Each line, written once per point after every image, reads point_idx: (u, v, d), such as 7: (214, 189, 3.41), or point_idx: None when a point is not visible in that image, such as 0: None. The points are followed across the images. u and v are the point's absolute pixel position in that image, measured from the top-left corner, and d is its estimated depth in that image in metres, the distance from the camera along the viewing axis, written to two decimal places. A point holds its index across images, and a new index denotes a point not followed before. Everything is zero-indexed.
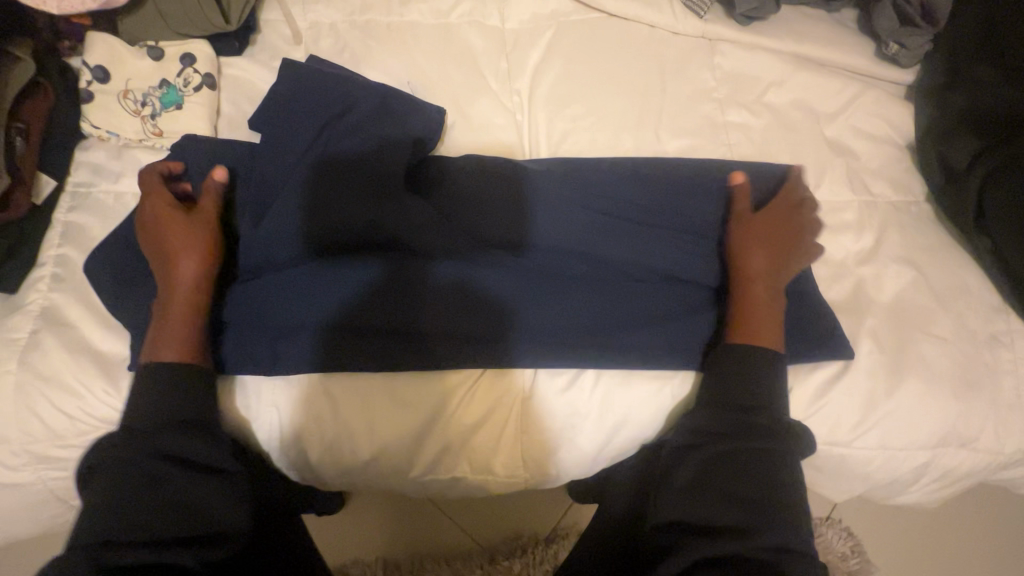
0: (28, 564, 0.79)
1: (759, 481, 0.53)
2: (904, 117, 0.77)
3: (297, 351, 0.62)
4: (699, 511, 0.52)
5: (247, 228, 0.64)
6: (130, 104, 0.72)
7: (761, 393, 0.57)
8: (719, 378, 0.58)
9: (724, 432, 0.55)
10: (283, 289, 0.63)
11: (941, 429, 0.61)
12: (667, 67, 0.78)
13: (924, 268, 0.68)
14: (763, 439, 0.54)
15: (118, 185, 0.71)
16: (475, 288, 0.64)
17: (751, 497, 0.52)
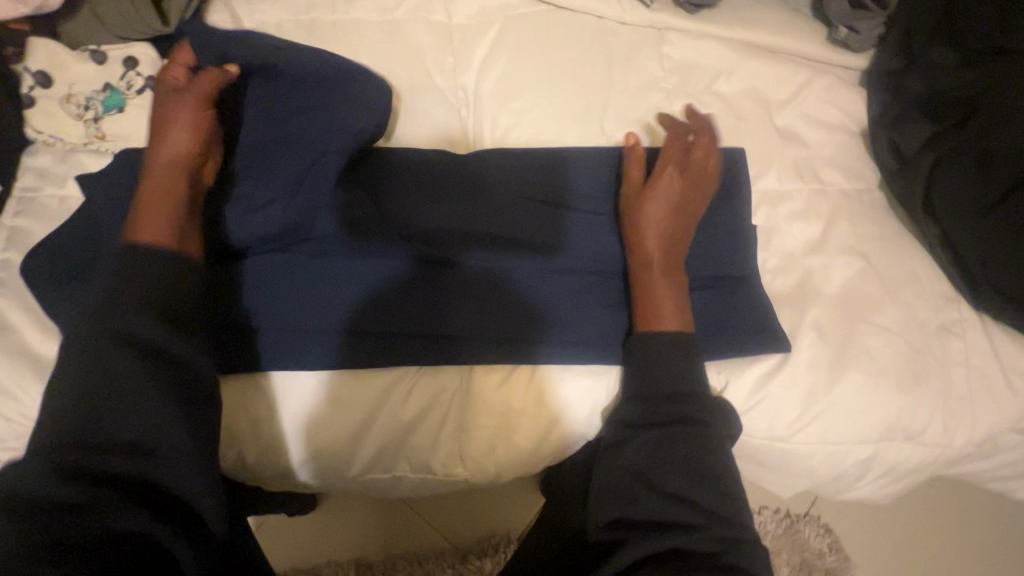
0: None
1: (698, 472, 0.52)
2: (857, 103, 0.75)
3: (313, 348, 0.62)
4: (635, 508, 0.52)
5: None
6: (73, 108, 0.72)
7: (683, 380, 0.56)
8: (639, 367, 0.57)
9: (657, 422, 0.55)
10: (276, 285, 0.62)
11: (886, 422, 0.60)
12: (615, 57, 0.77)
13: (873, 257, 0.66)
14: (693, 428, 0.54)
15: (63, 189, 0.71)
16: (499, 281, 0.63)
17: (689, 489, 0.51)
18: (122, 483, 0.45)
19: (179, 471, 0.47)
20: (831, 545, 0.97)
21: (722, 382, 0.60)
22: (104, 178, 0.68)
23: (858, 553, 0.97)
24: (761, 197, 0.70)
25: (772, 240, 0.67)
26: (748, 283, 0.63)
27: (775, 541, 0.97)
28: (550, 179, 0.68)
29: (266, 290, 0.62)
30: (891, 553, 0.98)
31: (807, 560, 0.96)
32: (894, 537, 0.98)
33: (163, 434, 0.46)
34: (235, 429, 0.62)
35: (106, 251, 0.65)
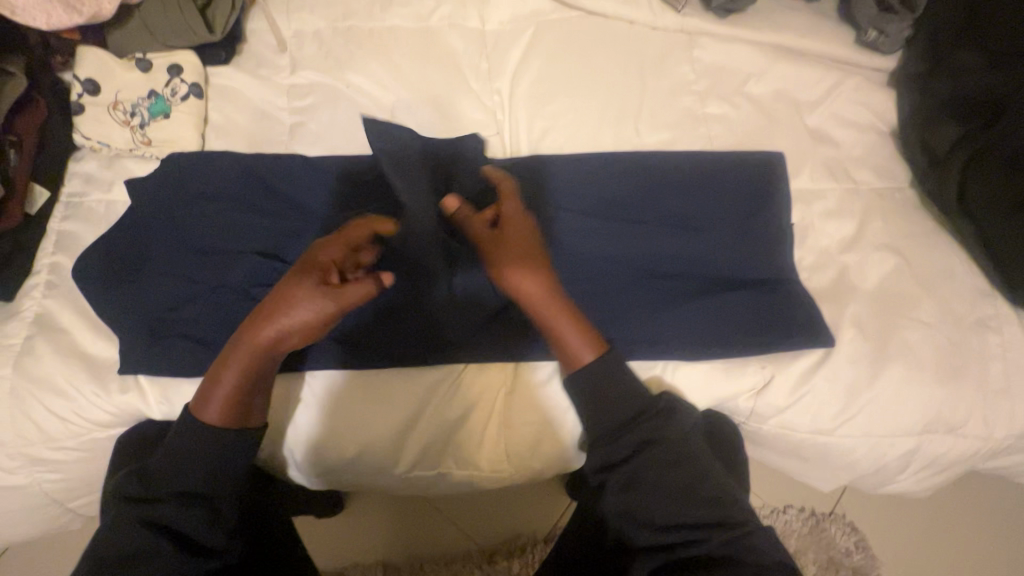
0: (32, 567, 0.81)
1: (676, 485, 0.52)
2: (886, 104, 0.76)
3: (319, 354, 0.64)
4: (640, 514, 0.52)
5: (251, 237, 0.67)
6: (119, 115, 0.74)
7: (633, 402, 0.55)
8: (586, 395, 0.56)
9: (620, 455, 0.54)
10: None
11: (927, 416, 0.61)
12: (647, 62, 0.79)
13: (908, 254, 0.67)
14: (657, 449, 0.54)
15: (110, 194, 0.73)
16: (493, 300, 0.65)
17: (677, 509, 0.52)
18: (154, 530, 0.50)
19: (195, 508, 0.51)
20: (858, 543, 0.98)
21: (766, 377, 0.62)
22: (157, 181, 0.69)
23: (884, 550, 0.98)
24: (795, 196, 0.71)
25: (807, 238, 0.69)
26: (789, 278, 0.65)
27: (802, 540, 0.97)
28: (563, 186, 0.68)
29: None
30: (918, 551, 0.98)
31: (835, 558, 0.97)
32: (921, 535, 0.99)
33: (186, 480, 0.52)
34: (283, 429, 0.64)
35: (162, 254, 0.67)
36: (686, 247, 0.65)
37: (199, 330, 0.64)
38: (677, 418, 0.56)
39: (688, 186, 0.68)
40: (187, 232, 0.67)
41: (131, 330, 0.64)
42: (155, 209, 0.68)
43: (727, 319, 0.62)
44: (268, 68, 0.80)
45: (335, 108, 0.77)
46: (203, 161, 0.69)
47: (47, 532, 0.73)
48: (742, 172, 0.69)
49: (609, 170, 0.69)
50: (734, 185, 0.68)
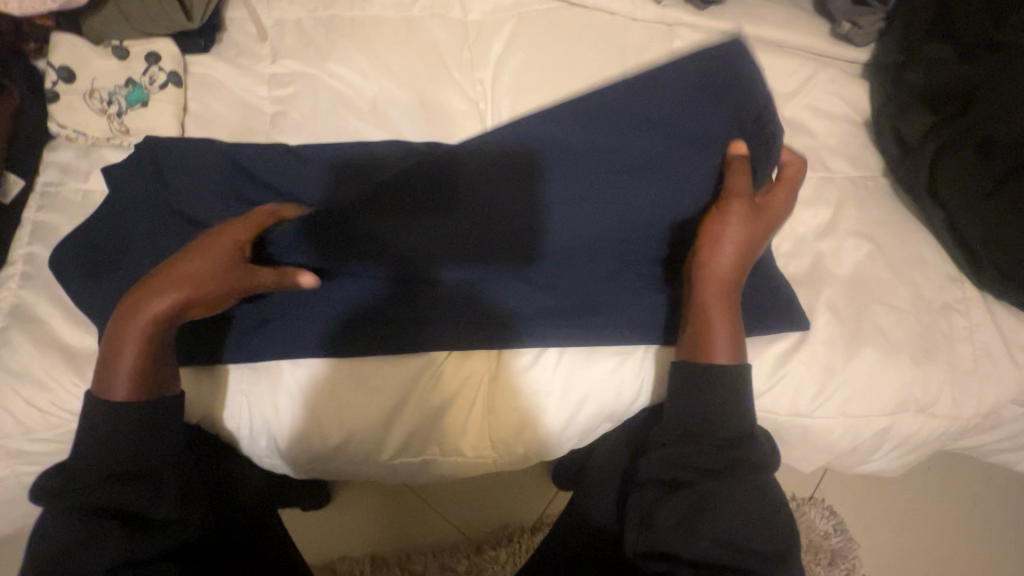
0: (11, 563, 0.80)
1: (744, 506, 0.53)
2: (860, 95, 0.78)
3: (280, 339, 0.62)
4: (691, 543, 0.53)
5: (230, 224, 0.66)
6: (96, 103, 0.73)
7: (735, 431, 0.55)
8: (688, 395, 0.57)
9: (699, 467, 0.55)
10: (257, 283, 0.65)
11: (899, 396, 0.63)
12: (628, 52, 0.80)
13: (880, 241, 0.69)
14: (743, 474, 0.54)
15: (87, 184, 0.72)
16: (472, 287, 0.65)
17: (735, 531, 0.53)
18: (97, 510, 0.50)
19: (131, 478, 0.52)
20: (836, 527, 1.01)
21: None
22: (137, 170, 0.68)
23: (861, 533, 1.00)
24: None
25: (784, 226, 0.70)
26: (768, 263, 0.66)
27: None
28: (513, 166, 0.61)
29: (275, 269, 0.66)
30: (893, 533, 1.01)
31: (814, 541, 0.99)
32: (896, 518, 1.01)
33: (115, 455, 0.51)
34: (269, 417, 0.64)
35: (141, 244, 0.66)
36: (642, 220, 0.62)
37: None
38: (771, 462, 0.57)
39: (650, 147, 0.60)
40: (169, 221, 0.67)
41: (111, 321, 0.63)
42: (138, 196, 0.67)
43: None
44: (249, 57, 0.79)
45: (317, 97, 0.77)
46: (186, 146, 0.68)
47: (26, 527, 0.72)
48: None
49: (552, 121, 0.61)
50: None
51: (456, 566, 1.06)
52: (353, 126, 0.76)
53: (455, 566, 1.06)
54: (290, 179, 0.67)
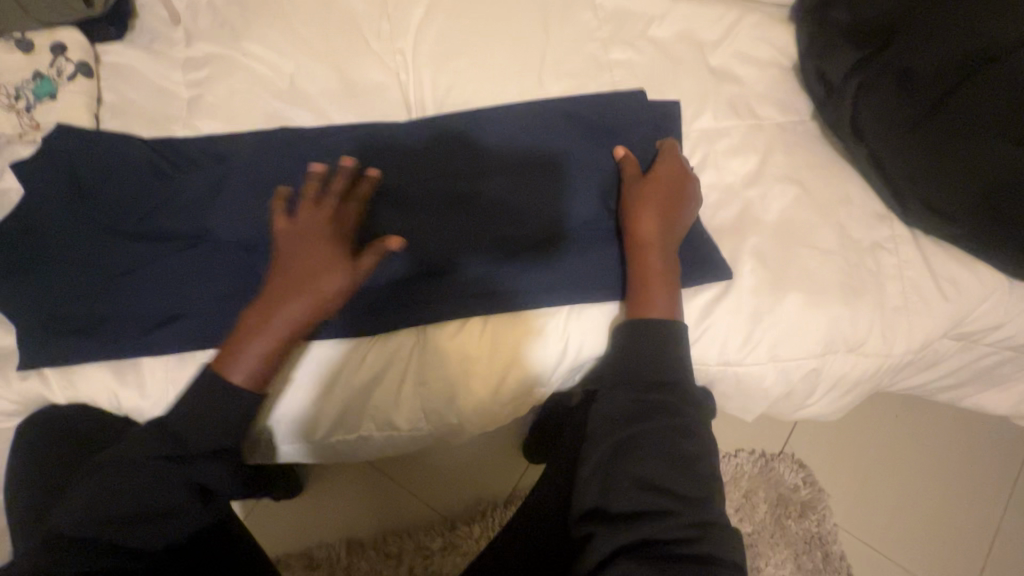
0: None
1: (674, 444, 0.51)
2: (787, 38, 0.77)
3: (198, 326, 0.63)
4: (661, 467, 0.50)
5: (134, 230, 0.65)
6: (4, 99, 0.71)
7: None
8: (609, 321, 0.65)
9: (634, 415, 0.52)
10: (161, 282, 0.64)
11: (828, 337, 0.63)
12: (550, 11, 0.78)
13: (808, 184, 0.68)
14: (676, 407, 0.53)
15: (2, 182, 0.70)
16: (495, 277, 0.64)
17: (652, 472, 0.50)
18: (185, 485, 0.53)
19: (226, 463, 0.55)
20: (805, 480, 1.01)
21: None
22: (47, 164, 0.67)
23: (829, 484, 1.01)
24: (698, 136, 0.71)
25: (711, 176, 0.69)
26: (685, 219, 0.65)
27: (751, 481, 1.01)
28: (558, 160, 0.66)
29: (190, 261, 0.64)
30: (863, 482, 1.02)
31: (783, 495, 1.00)
32: (864, 467, 1.02)
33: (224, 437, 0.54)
34: None
35: (57, 249, 0.65)
36: (607, 205, 0.66)
37: (98, 314, 0.63)
38: None
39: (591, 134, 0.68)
40: (84, 228, 0.65)
41: (29, 324, 0.63)
42: (49, 190, 0.66)
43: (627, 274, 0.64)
44: (162, 42, 0.78)
45: (232, 78, 0.75)
46: (95, 139, 0.67)
47: None
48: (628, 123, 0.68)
49: (543, 122, 0.68)
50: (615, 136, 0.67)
51: (431, 545, 1.06)
52: (271, 106, 0.74)
53: (430, 543, 1.06)
54: (202, 179, 0.66)
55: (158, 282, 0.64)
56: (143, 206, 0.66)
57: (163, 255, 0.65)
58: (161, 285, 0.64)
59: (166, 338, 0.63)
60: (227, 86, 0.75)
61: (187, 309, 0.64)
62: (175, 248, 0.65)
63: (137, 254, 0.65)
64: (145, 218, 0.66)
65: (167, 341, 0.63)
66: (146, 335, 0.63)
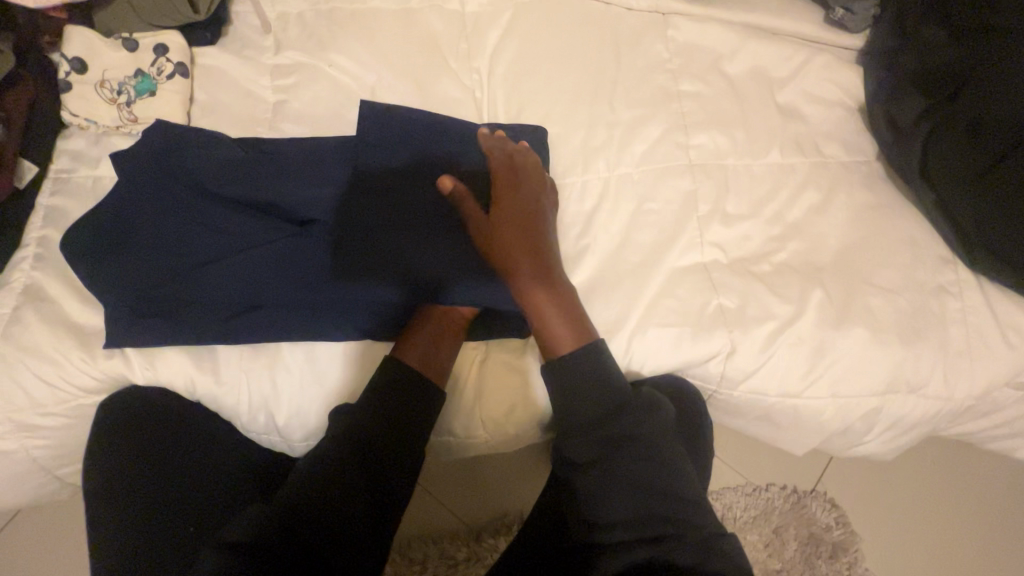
0: (47, 522, 0.89)
1: (661, 465, 0.56)
2: (854, 81, 0.79)
3: (270, 320, 0.66)
4: (637, 478, 0.55)
5: (217, 221, 0.68)
6: (106, 93, 0.75)
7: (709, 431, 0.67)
8: (676, 347, 0.64)
9: (598, 426, 0.58)
10: (237, 274, 0.66)
11: (889, 376, 0.63)
12: (622, 41, 0.81)
13: (873, 224, 0.69)
14: (620, 420, 0.57)
15: (97, 171, 0.74)
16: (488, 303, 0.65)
17: (642, 504, 0.54)
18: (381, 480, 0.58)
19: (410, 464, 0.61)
20: (838, 521, 0.99)
21: (731, 342, 0.64)
22: (145, 154, 0.70)
23: (863, 527, 0.99)
24: (763, 170, 0.73)
25: (775, 210, 0.71)
26: (739, 254, 0.69)
27: (782, 517, 0.99)
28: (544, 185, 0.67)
29: (264, 258, 0.67)
30: (898, 528, 1.00)
31: (814, 534, 0.98)
32: (902, 512, 1.00)
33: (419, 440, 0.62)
34: (265, 395, 0.66)
35: (140, 236, 0.67)
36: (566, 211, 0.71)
37: (181, 302, 0.66)
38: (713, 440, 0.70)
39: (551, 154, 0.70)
40: (165, 219, 0.68)
41: (114, 307, 0.66)
42: (144, 177, 0.69)
43: (690, 305, 0.65)
44: (252, 48, 0.82)
45: (317, 86, 0.79)
46: (189, 136, 0.71)
47: (38, 498, 0.76)
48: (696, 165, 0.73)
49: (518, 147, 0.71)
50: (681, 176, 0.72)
51: (455, 555, 1.06)
52: (352, 114, 0.78)
53: (454, 553, 1.06)
54: (281, 180, 0.68)
55: (235, 275, 0.66)
56: (226, 203, 0.69)
57: (240, 249, 0.67)
58: (237, 279, 0.66)
59: (239, 329, 0.66)
60: (312, 93, 0.79)
61: (260, 302, 0.66)
62: (254, 242, 0.68)
63: (218, 247, 0.67)
64: (229, 212, 0.68)
65: (242, 332, 0.66)
66: (221, 323, 0.66)
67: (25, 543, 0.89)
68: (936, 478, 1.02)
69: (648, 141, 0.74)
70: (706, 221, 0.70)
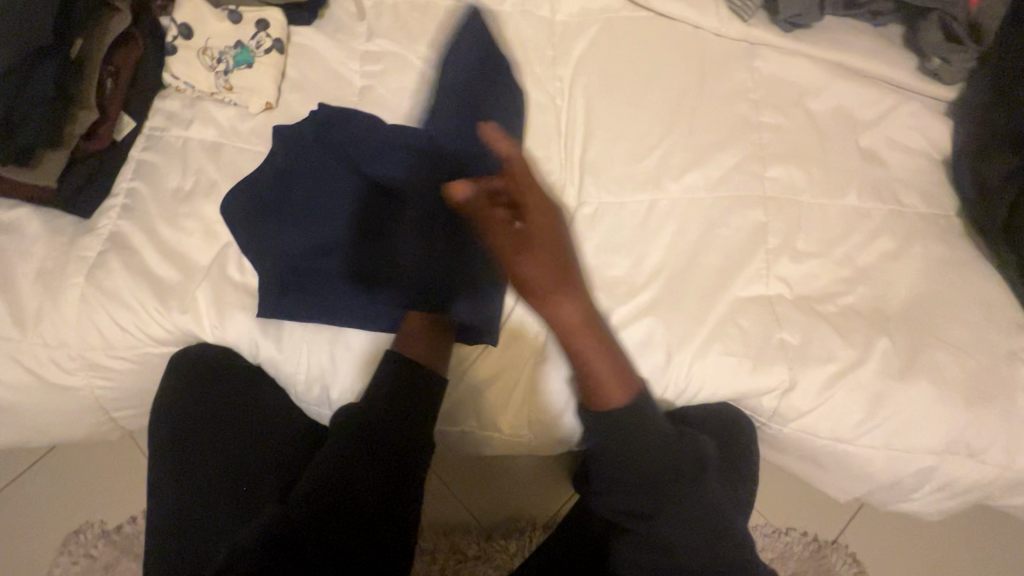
0: (96, 454, 0.97)
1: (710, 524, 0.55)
2: (941, 131, 0.77)
3: (361, 297, 0.68)
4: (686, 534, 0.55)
5: (318, 196, 0.70)
6: (207, 60, 0.79)
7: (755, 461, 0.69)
8: (737, 375, 0.64)
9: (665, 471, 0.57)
10: (336, 251, 0.69)
11: (950, 436, 0.62)
12: (708, 66, 0.81)
13: (946, 279, 0.68)
14: (689, 467, 0.57)
15: (187, 132, 0.77)
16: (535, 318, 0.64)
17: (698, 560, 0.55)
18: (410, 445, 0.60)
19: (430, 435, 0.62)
20: None
21: (791, 378, 0.64)
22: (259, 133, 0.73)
23: None
24: (839, 211, 0.72)
25: (847, 252, 0.70)
26: (807, 293, 0.69)
27: (800, 564, 0.97)
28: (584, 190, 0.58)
29: (409, 243, 0.68)
30: None
31: None
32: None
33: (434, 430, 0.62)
34: (323, 367, 0.69)
35: None
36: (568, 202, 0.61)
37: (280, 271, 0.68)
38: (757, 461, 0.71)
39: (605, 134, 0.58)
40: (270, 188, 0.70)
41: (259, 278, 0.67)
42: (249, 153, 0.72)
43: (752, 336, 0.65)
44: (346, 33, 0.84)
45: (404, 76, 0.81)
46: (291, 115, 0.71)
47: (92, 435, 0.80)
48: (770, 198, 0.73)
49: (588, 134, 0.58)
50: (753, 207, 0.72)
51: (465, 551, 1.06)
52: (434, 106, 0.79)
53: (465, 549, 1.06)
54: (375, 163, 0.69)
55: (334, 252, 0.69)
56: (323, 178, 0.70)
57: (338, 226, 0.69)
58: (335, 256, 0.69)
59: (333, 303, 0.68)
60: (399, 81, 0.81)
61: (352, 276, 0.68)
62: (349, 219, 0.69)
63: (317, 221, 0.70)
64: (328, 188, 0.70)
65: (334, 308, 0.68)
66: (314, 295, 0.68)
67: (84, 477, 0.96)
68: (970, 548, 0.98)
69: (723, 168, 0.74)
70: (775, 255, 0.69)
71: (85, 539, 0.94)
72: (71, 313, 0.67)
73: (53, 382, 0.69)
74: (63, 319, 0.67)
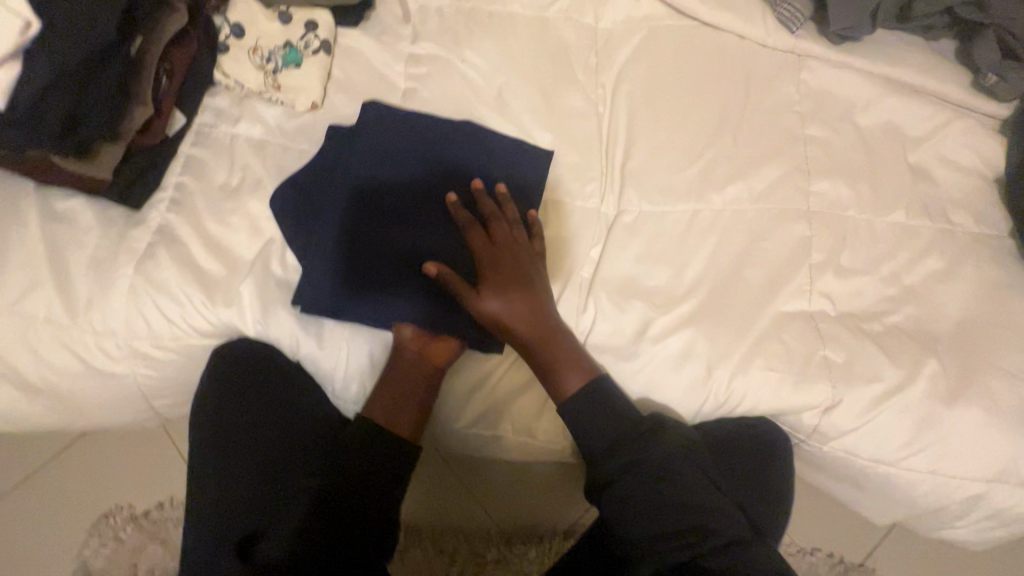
0: (127, 440, 0.99)
1: (679, 484, 0.60)
2: (994, 150, 0.75)
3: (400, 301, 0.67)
4: (662, 499, 0.59)
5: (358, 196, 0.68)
6: (256, 59, 0.80)
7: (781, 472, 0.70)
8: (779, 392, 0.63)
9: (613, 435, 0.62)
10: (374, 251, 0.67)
11: (999, 464, 0.60)
12: (754, 77, 0.80)
13: (997, 302, 0.67)
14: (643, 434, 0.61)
15: (235, 129, 0.79)
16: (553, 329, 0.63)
17: (676, 522, 0.59)
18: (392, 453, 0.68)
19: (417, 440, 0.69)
20: None
21: (834, 396, 0.62)
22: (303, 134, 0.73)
23: None
24: (886, 228, 0.71)
25: (895, 270, 0.69)
26: (851, 310, 0.67)
27: None
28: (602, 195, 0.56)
29: (453, 242, 0.68)
30: None
31: None
32: None
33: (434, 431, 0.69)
34: (363, 366, 0.70)
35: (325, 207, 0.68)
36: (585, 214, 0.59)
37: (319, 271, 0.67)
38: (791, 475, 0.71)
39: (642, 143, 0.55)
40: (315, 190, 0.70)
41: (303, 269, 0.68)
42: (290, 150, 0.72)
43: (794, 352, 0.64)
44: (391, 35, 0.85)
45: (448, 79, 0.82)
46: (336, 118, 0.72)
47: (130, 422, 0.82)
48: (815, 212, 0.72)
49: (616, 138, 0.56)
50: (797, 221, 0.71)
51: (486, 555, 1.05)
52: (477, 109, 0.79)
53: (486, 553, 1.05)
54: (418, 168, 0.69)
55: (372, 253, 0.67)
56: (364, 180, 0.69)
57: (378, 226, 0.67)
58: (373, 257, 0.67)
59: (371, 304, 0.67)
60: (443, 84, 0.81)
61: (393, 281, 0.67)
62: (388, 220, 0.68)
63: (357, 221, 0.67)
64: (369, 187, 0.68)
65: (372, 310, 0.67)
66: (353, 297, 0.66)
67: (115, 462, 0.98)
68: None
69: (768, 180, 0.73)
70: (819, 270, 0.68)
71: (115, 521, 0.96)
72: (120, 302, 0.69)
73: (99, 368, 0.71)
74: (112, 307, 0.69)
